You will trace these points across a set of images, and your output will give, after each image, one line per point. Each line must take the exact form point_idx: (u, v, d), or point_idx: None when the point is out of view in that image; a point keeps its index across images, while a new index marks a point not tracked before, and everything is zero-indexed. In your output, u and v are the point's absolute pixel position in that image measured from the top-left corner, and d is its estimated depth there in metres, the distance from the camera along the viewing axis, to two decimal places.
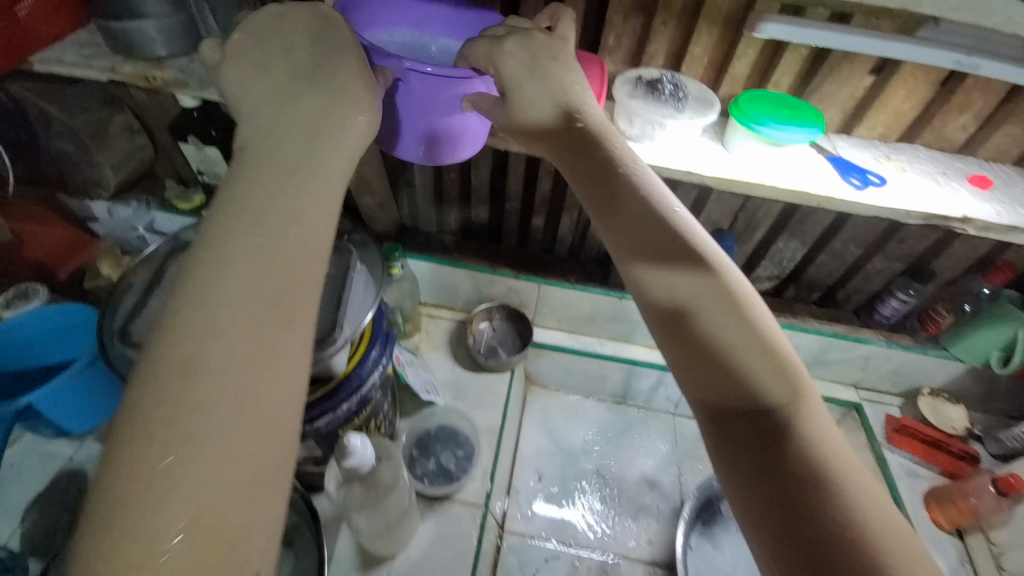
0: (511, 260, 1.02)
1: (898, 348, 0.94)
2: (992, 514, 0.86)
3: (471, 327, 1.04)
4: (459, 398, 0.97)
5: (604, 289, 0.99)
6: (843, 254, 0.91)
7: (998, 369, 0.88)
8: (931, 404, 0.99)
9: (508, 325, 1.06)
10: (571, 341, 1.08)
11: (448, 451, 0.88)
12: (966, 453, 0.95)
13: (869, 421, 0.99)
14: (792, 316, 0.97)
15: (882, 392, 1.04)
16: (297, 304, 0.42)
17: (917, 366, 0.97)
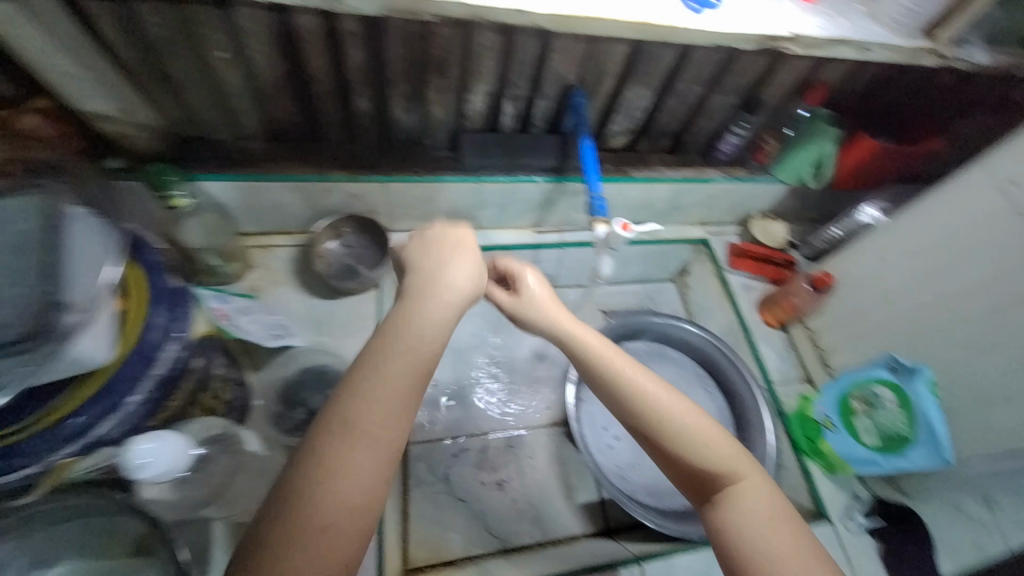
0: (343, 161, 0.85)
1: (735, 181, 1.01)
2: (808, 308, 1.00)
3: (315, 249, 0.89)
4: (323, 334, 0.87)
5: (458, 175, 0.88)
6: (686, 95, 0.89)
7: (811, 184, 1.00)
8: (762, 226, 1.10)
9: (364, 238, 0.91)
10: None
11: (318, 395, 0.79)
12: (787, 261, 1.08)
13: (714, 252, 1.10)
14: (646, 169, 0.98)
15: (725, 223, 1.14)
16: (386, 375, 0.50)
17: (751, 195, 1.06)
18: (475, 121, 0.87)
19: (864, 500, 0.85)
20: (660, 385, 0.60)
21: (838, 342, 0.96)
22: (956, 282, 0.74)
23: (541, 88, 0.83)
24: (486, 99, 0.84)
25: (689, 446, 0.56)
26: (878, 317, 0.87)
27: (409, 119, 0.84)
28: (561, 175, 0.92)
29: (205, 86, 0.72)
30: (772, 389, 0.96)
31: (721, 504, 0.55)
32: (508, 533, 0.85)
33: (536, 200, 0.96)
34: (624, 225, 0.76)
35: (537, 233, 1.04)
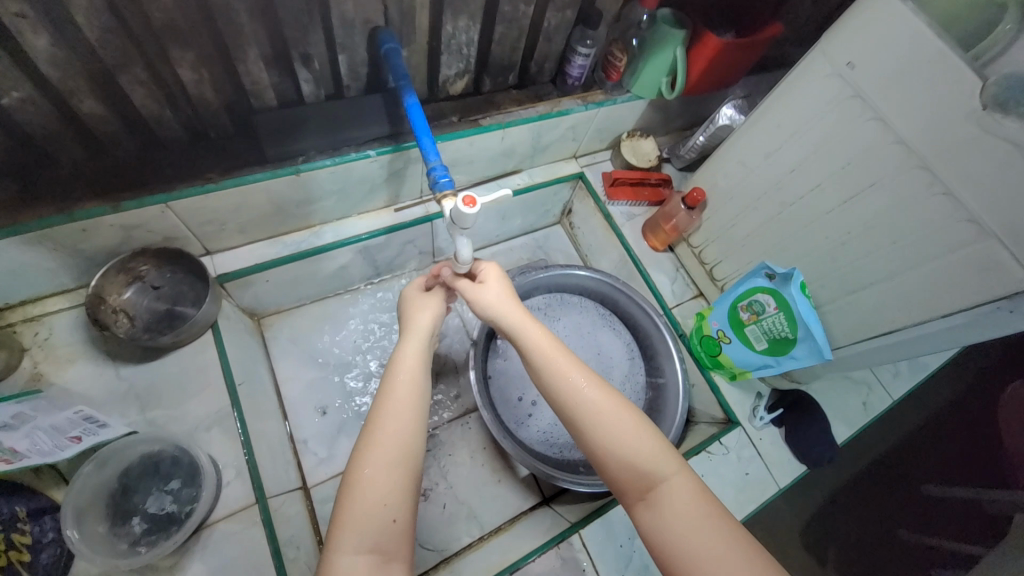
0: (100, 187, 0.64)
1: (594, 107, 0.91)
2: (688, 226, 0.97)
3: (108, 304, 0.71)
4: (154, 407, 0.71)
5: (267, 171, 0.70)
6: (517, 18, 0.75)
7: (669, 96, 0.91)
8: (631, 146, 1.04)
9: (172, 272, 0.76)
10: (275, 249, 0.82)
11: (156, 493, 0.66)
12: (661, 179, 1.05)
13: (591, 185, 1.05)
14: (498, 113, 0.86)
15: (596, 152, 1.08)
16: (402, 400, 0.53)
17: (615, 117, 0.98)
18: (267, 98, 0.69)
19: (766, 396, 0.91)
20: (591, 374, 0.56)
21: (719, 256, 0.94)
22: (813, 178, 0.72)
23: (338, 40, 0.65)
24: (271, 67, 0.65)
25: (623, 437, 0.51)
26: (750, 224, 0.85)
27: (173, 111, 0.64)
28: (399, 142, 0.77)
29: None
30: (669, 312, 0.97)
31: (647, 504, 0.49)
32: (444, 541, 0.81)
33: (380, 176, 0.81)
34: (467, 198, 0.56)
35: (396, 211, 0.90)
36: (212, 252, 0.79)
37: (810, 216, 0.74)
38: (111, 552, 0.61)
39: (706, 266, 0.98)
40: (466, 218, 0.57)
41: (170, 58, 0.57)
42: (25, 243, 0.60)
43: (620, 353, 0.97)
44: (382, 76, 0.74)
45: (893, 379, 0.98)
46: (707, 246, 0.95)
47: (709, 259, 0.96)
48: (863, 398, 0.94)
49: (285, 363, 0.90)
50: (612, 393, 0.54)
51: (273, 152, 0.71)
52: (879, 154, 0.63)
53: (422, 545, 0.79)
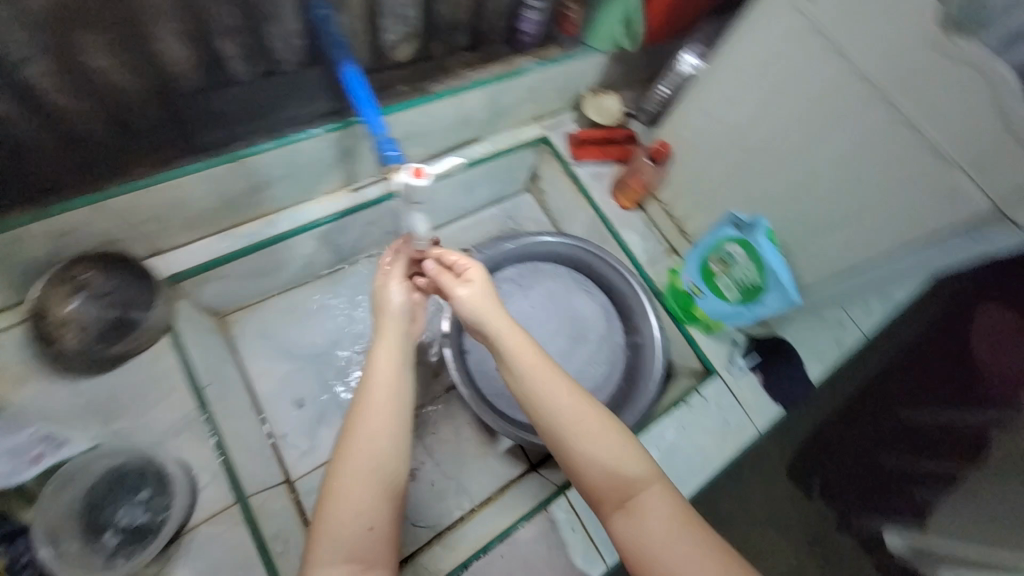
0: (24, 190, 0.61)
1: (549, 65, 0.89)
2: (657, 182, 0.95)
3: (50, 316, 0.67)
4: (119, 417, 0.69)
5: (203, 160, 0.67)
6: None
7: (630, 46, 0.91)
8: (594, 103, 0.99)
9: (118, 278, 0.70)
10: (227, 242, 0.78)
11: (125, 504, 0.66)
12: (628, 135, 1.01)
13: (556, 146, 1.00)
14: (448, 79, 0.82)
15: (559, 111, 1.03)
16: (386, 403, 0.53)
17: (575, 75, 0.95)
18: (192, 82, 0.65)
19: (741, 344, 0.87)
20: (578, 395, 0.55)
21: (689, 209, 0.93)
22: (773, 120, 0.73)
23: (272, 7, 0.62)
24: (190, 47, 0.61)
25: (607, 457, 0.52)
26: (711, 173, 0.86)
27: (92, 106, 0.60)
28: (346, 118, 0.74)
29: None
30: (642, 271, 0.95)
31: (621, 513, 0.51)
32: (435, 517, 0.82)
33: (330, 156, 0.77)
34: None
35: (353, 192, 0.85)
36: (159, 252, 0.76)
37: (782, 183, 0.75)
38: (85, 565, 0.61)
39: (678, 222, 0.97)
40: None
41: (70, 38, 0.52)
42: None
43: (597, 316, 0.96)
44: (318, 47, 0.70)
45: (866, 312, 0.88)
46: (676, 199, 0.95)
47: (681, 215, 0.96)
48: (839, 327, 0.87)
49: (255, 358, 0.87)
50: (587, 401, 0.55)
51: (203, 137, 0.68)
52: (845, 90, 0.64)
53: (413, 524, 0.80)
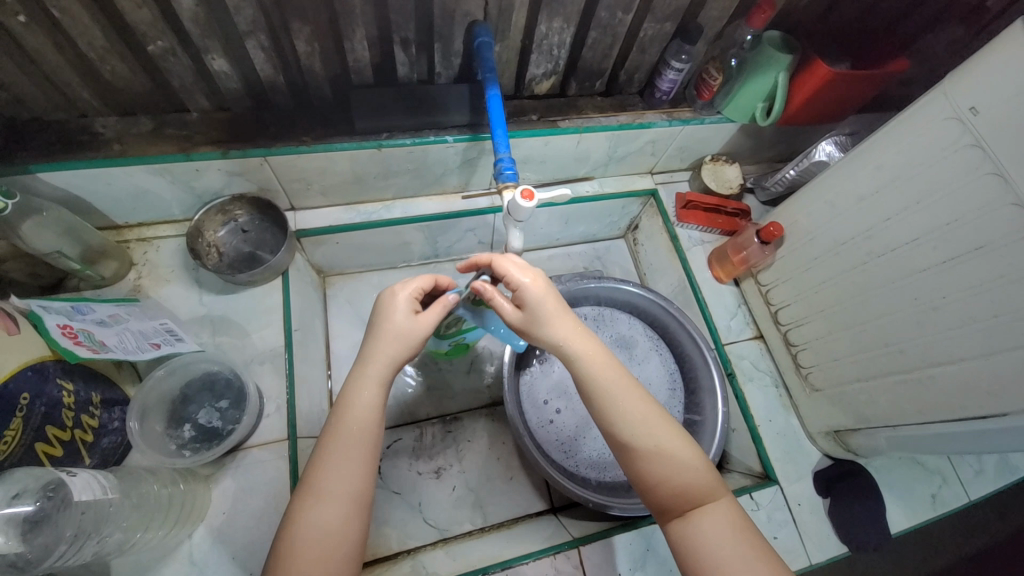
0: (372, 102, 0.79)
1: (679, 123, 0.95)
2: (794, 321, 0.89)
3: (205, 238, 0.83)
4: (357, 298, 1.02)
5: (553, 128, 0.88)
6: (612, 26, 0.80)
7: (761, 122, 0.94)
8: (712, 170, 1.05)
9: (260, 221, 0.86)
10: (486, 201, 0.99)
11: (207, 407, 0.72)
12: (740, 209, 1.05)
13: (662, 203, 1.07)
14: (688, 112, 0.96)
15: (675, 171, 1.11)
16: (372, 375, 0.60)
17: (703, 138, 1.00)
18: (528, 80, 0.88)
19: (839, 552, 0.82)
20: (652, 411, 0.63)
21: (787, 298, 0.90)
22: (972, 383, 0.63)
23: (593, 19, 0.79)
24: (550, 50, 0.83)
25: (689, 477, 0.59)
26: (918, 403, 0.70)
27: (453, 72, 0.82)
28: (625, 125, 0.92)
29: (195, 85, 0.72)
30: (720, 348, 0.96)
31: (685, 520, 0.59)
32: (501, 510, 0.89)
33: (572, 154, 0.95)
34: (526, 193, 0.63)
35: (571, 185, 1.04)
36: (435, 193, 0.97)
37: (955, 372, 0.65)
38: (160, 447, 0.67)
39: (781, 329, 0.93)
40: (520, 211, 0.65)
41: (468, 11, 0.72)
42: (265, 139, 0.77)
43: (715, 424, 0.90)
44: (657, 87, 0.93)
45: (974, 477, 0.90)
46: (796, 326, 0.89)
47: (796, 341, 0.90)
48: (933, 489, 0.88)
49: None
50: (663, 421, 0.62)
51: (550, 116, 0.90)
52: (991, 216, 0.57)
53: (481, 508, 0.88)
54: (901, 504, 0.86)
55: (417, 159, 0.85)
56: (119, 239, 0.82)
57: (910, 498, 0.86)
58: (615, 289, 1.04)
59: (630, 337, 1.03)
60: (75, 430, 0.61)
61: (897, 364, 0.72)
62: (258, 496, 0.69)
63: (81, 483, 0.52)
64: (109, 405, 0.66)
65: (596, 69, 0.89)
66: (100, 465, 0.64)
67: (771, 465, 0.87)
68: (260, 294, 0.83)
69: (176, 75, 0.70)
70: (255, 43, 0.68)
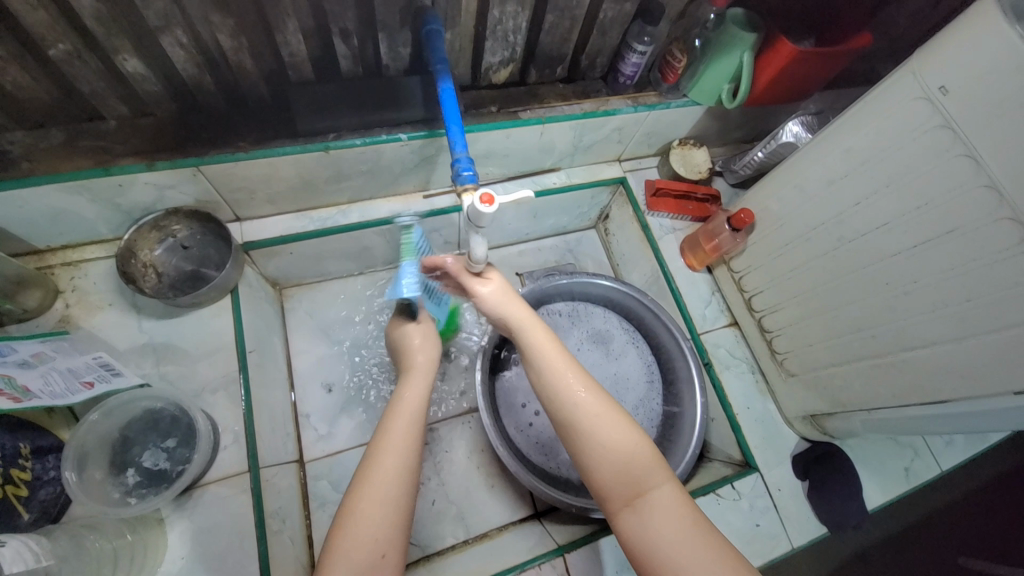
0: (315, 100, 0.72)
1: (645, 109, 0.91)
2: (768, 307, 0.89)
3: (140, 259, 0.76)
4: (318, 309, 0.96)
5: (513, 119, 0.83)
6: (570, 8, 0.75)
7: (728, 104, 0.91)
8: (681, 155, 1.02)
9: (201, 235, 0.79)
10: (448, 199, 0.94)
11: (153, 448, 0.66)
12: (709, 195, 1.02)
13: (632, 191, 1.03)
14: (653, 96, 0.93)
15: (643, 157, 1.07)
16: (421, 379, 0.65)
17: (670, 122, 0.97)
18: (484, 69, 0.82)
19: (820, 533, 0.83)
20: (598, 399, 0.62)
21: (761, 285, 0.88)
22: (945, 367, 0.63)
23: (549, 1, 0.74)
24: (506, 36, 0.77)
25: (633, 465, 0.58)
26: (893, 387, 0.70)
27: (402, 64, 0.76)
28: (589, 113, 0.88)
29: (109, 89, 0.64)
30: (696, 337, 0.95)
31: (632, 510, 0.56)
32: (483, 519, 0.87)
33: (536, 145, 0.91)
34: (486, 197, 0.57)
35: (537, 178, 0.99)
36: (393, 194, 0.91)
37: (929, 356, 0.64)
38: (102, 497, 0.61)
39: (756, 316, 0.92)
40: (482, 217, 0.59)
41: None
42: (197, 147, 0.70)
43: (694, 415, 0.89)
44: (620, 71, 0.89)
45: (943, 448, 0.92)
46: (770, 313, 0.88)
47: (771, 327, 0.89)
48: (905, 463, 0.90)
49: None
50: (608, 408, 0.62)
51: (510, 107, 0.85)
52: (962, 200, 0.56)
53: (462, 519, 0.86)
54: (877, 480, 0.87)
55: (370, 160, 0.79)
56: (41, 266, 0.73)
57: (884, 474, 0.88)
58: (588, 283, 1.01)
59: (606, 332, 1.01)
60: (5, 487, 0.55)
61: (872, 349, 0.71)
62: (219, 537, 0.64)
63: (11, 553, 0.46)
64: (40, 454, 0.60)
65: (556, 55, 0.84)
66: (40, 520, 0.58)
67: (751, 453, 0.87)
68: (208, 316, 0.76)
69: (85, 81, 0.62)
70: (172, 39, 0.60)
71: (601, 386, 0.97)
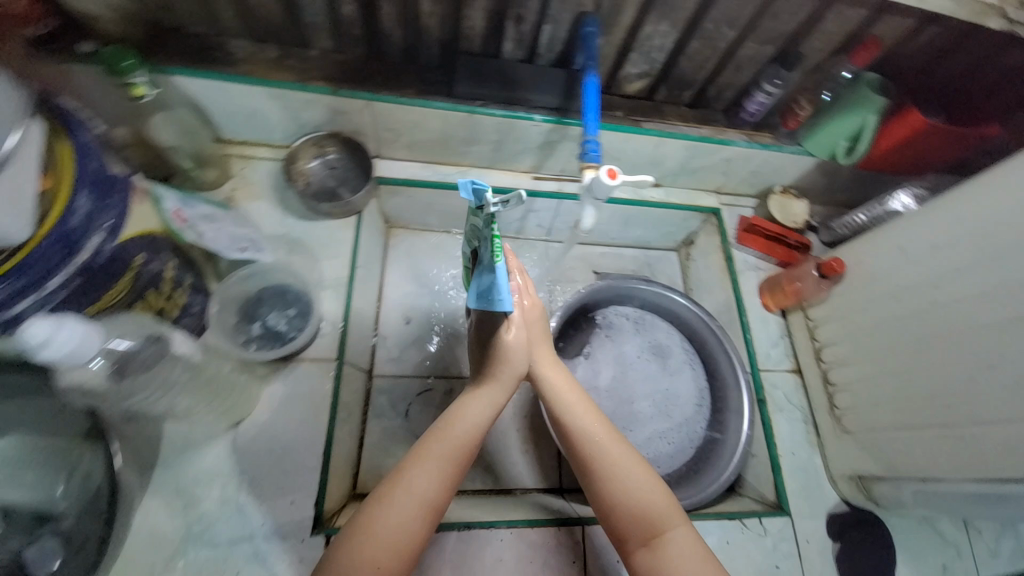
0: (475, 70, 0.84)
1: (758, 147, 0.96)
2: (836, 359, 0.90)
3: (297, 166, 0.89)
4: (415, 253, 1.07)
5: (635, 126, 0.91)
6: (714, 39, 0.83)
7: (841, 159, 0.95)
8: (780, 202, 1.05)
9: (347, 160, 0.92)
10: (554, 185, 1.02)
11: (275, 312, 0.79)
12: (801, 243, 1.03)
13: (724, 223, 1.08)
14: (768, 137, 0.98)
15: (741, 196, 1.12)
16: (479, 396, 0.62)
17: (777, 166, 1.01)
18: (623, 77, 0.91)
19: None
20: (617, 439, 0.65)
21: (835, 337, 0.90)
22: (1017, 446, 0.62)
23: (698, 29, 0.82)
24: (650, 52, 0.86)
25: (652, 501, 0.60)
26: (954, 459, 0.69)
27: (553, 57, 0.86)
28: (706, 138, 0.94)
29: (324, 24, 0.79)
30: (756, 373, 0.96)
31: (648, 551, 0.58)
32: (509, 478, 0.92)
33: (647, 155, 0.98)
34: (611, 171, 0.66)
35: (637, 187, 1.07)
36: (509, 168, 1.01)
37: (1001, 434, 0.64)
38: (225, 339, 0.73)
39: (821, 366, 0.93)
40: (602, 188, 0.68)
41: (582, 1, 0.77)
42: (372, 85, 0.83)
43: (735, 444, 0.91)
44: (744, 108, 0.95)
45: (992, 559, 0.87)
46: (838, 366, 0.89)
47: (835, 380, 0.90)
48: (947, 559, 0.85)
49: None
50: (627, 448, 0.64)
51: (634, 116, 0.93)
52: None
53: (490, 473, 0.91)
54: (911, 569, 0.83)
55: (503, 131, 0.90)
56: (223, 151, 0.89)
57: (921, 562, 0.84)
58: (664, 296, 1.04)
59: (667, 346, 1.04)
60: (166, 303, 0.65)
61: (940, 417, 0.71)
62: (299, 404, 0.74)
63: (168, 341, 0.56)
64: (196, 291, 0.71)
65: (687, 79, 0.92)
66: None
67: (784, 497, 0.87)
68: (334, 227, 0.89)
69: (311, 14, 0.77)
70: None
71: (649, 393, 1.00)
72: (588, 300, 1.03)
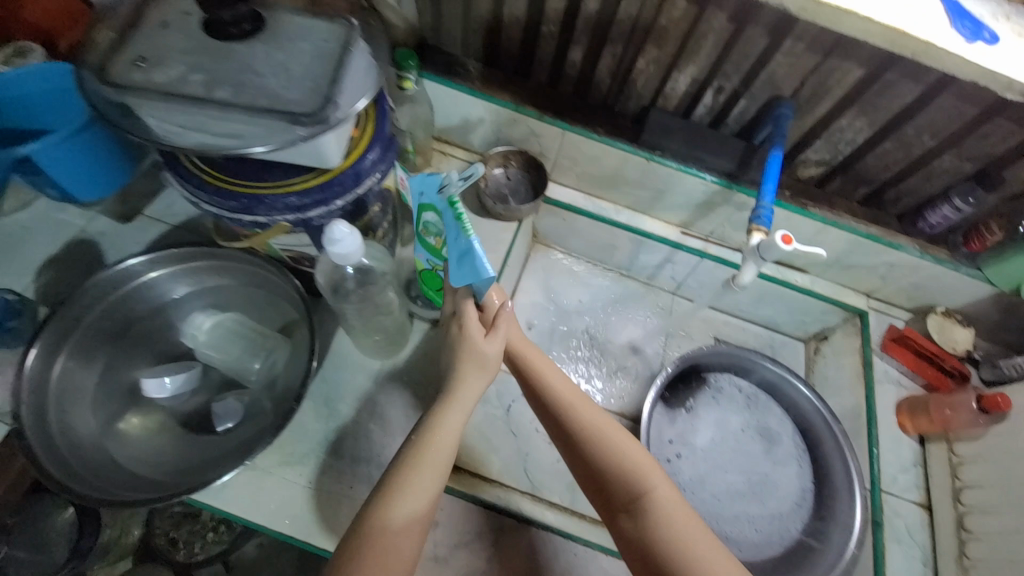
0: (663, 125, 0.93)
1: (930, 260, 0.93)
2: (979, 504, 0.82)
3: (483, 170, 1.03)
4: (550, 270, 1.17)
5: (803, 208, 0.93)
6: (910, 145, 0.84)
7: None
8: (939, 324, 1.00)
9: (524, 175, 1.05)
10: (700, 244, 1.06)
11: None
12: (957, 371, 0.96)
13: (869, 327, 1.03)
14: (944, 253, 0.94)
15: (893, 305, 1.06)
16: (453, 402, 0.65)
17: (946, 284, 0.96)
18: (800, 160, 0.94)
19: None
20: (604, 423, 0.69)
21: (982, 479, 0.83)
22: None
23: (896, 132, 0.83)
24: (837, 144, 0.89)
25: (634, 465, 0.66)
26: None
27: (738, 128, 0.93)
28: (875, 237, 0.93)
29: (548, 63, 0.94)
30: (875, 491, 0.88)
31: (634, 515, 0.65)
32: None
33: (804, 239, 0.99)
34: (786, 237, 0.70)
35: (783, 267, 1.06)
36: (661, 218, 1.08)
37: None
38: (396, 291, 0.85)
39: (958, 509, 0.85)
40: (771, 251, 0.73)
41: (786, 86, 0.83)
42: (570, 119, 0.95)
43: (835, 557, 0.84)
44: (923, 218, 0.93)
45: None
46: (979, 512, 0.82)
47: (972, 527, 0.82)
48: None
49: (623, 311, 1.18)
50: (611, 427, 0.69)
51: (802, 199, 0.95)
52: None
53: None
54: None
55: (670, 183, 0.97)
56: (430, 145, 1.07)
57: None
58: (786, 383, 1.00)
59: (777, 433, 1.00)
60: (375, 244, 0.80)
61: None
62: (434, 364, 0.84)
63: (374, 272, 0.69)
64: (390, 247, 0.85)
65: (867, 177, 0.93)
66: None
67: None
68: (498, 227, 1.01)
69: (542, 53, 0.92)
70: (611, 50, 0.86)
71: (747, 473, 0.97)
72: (706, 362, 1.03)
